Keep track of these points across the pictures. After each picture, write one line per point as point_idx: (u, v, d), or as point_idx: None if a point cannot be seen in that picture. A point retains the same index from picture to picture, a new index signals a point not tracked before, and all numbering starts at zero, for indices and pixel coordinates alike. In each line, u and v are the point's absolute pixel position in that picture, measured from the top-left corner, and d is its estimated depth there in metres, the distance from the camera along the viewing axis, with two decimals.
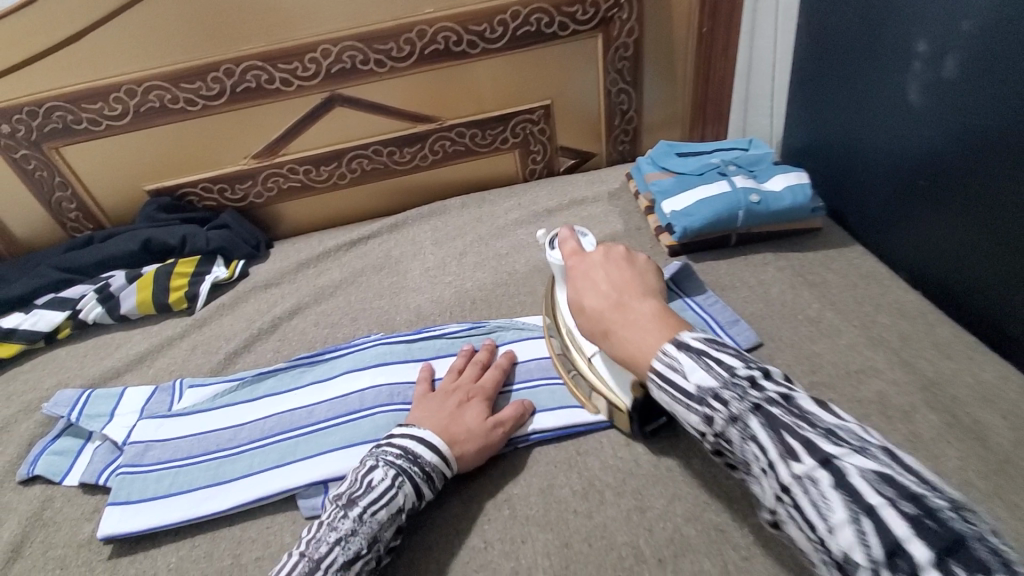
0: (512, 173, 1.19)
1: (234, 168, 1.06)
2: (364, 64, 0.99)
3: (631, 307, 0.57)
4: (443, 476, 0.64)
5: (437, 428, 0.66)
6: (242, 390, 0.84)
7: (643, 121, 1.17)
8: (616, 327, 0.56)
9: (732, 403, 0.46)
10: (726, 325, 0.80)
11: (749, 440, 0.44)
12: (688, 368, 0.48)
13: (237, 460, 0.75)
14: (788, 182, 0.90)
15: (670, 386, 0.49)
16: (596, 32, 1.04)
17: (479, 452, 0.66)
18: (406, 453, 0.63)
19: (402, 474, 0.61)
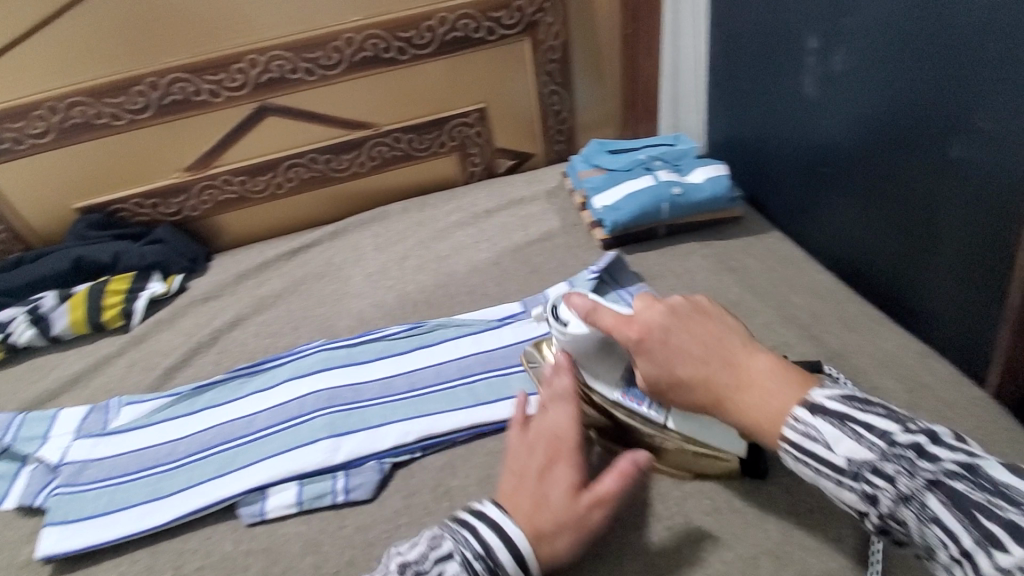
0: (453, 176, 1.20)
1: (166, 182, 1.05)
2: (293, 73, 1.00)
3: (743, 369, 0.51)
4: None
5: (524, 518, 0.55)
6: (181, 405, 0.83)
7: (577, 121, 1.21)
8: (743, 400, 0.50)
9: (903, 480, 0.42)
10: None
11: (932, 523, 0.40)
12: (832, 438, 0.45)
13: (175, 474, 0.74)
14: (707, 174, 0.96)
15: (808, 458, 0.46)
16: (522, 36, 1.08)
17: (576, 541, 0.55)
18: (486, 557, 0.52)
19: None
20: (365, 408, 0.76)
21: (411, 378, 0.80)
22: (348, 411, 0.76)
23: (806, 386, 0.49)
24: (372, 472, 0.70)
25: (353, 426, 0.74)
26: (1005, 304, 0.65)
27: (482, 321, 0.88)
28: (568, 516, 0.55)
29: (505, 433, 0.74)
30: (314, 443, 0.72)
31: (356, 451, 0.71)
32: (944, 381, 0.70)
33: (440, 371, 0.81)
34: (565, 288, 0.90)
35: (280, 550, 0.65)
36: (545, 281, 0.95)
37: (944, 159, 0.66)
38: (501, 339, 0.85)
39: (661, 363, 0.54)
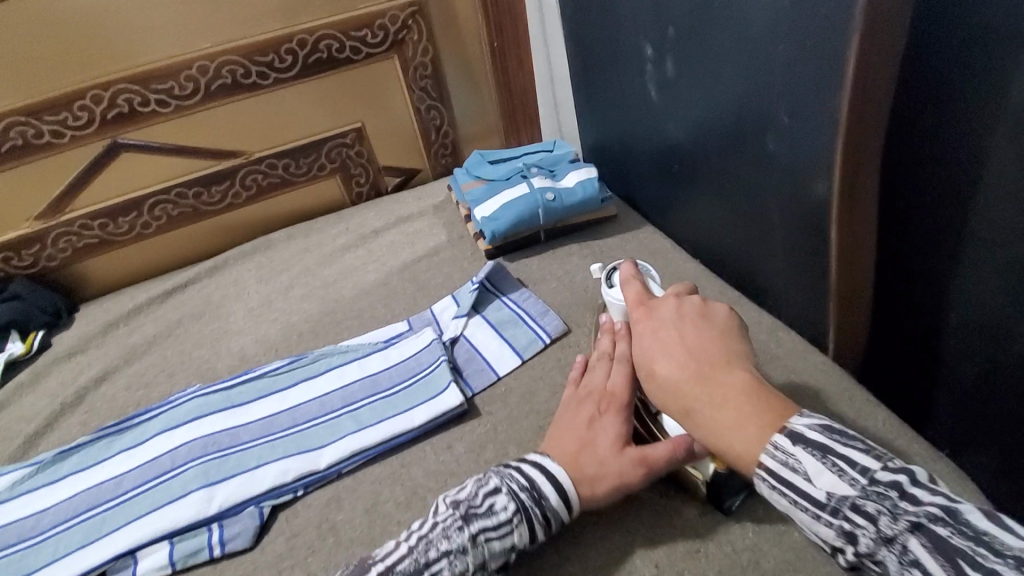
0: (339, 198, 1.18)
1: (15, 234, 0.97)
2: (144, 106, 0.94)
3: (718, 382, 0.56)
4: (563, 522, 0.59)
5: (569, 460, 0.61)
6: (41, 474, 0.77)
7: (459, 133, 1.22)
8: (712, 410, 0.54)
9: (885, 521, 0.45)
10: (537, 316, 0.87)
11: (912, 566, 0.43)
12: (814, 472, 0.48)
13: (34, 552, 0.68)
14: (579, 177, 0.99)
15: (788, 487, 0.49)
16: (389, 54, 1.07)
17: (617, 486, 0.59)
18: (532, 489, 0.59)
19: (521, 511, 0.57)
20: (242, 451, 0.73)
21: (293, 413, 0.78)
22: (224, 457, 0.73)
23: (785, 414, 0.52)
24: (250, 518, 0.67)
25: (229, 472, 0.71)
26: (826, 279, 0.72)
27: (368, 345, 0.87)
28: (613, 462, 0.59)
29: (390, 456, 0.73)
30: (187, 495, 0.69)
31: (232, 499, 0.68)
32: (793, 351, 0.76)
33: (324, 403, 0.79)
34: (450, 302, 0.91)
35: None
36: (432, 297, 0.95)
37: (765, 151, 0.72)
38: (386, 360, 0.84)
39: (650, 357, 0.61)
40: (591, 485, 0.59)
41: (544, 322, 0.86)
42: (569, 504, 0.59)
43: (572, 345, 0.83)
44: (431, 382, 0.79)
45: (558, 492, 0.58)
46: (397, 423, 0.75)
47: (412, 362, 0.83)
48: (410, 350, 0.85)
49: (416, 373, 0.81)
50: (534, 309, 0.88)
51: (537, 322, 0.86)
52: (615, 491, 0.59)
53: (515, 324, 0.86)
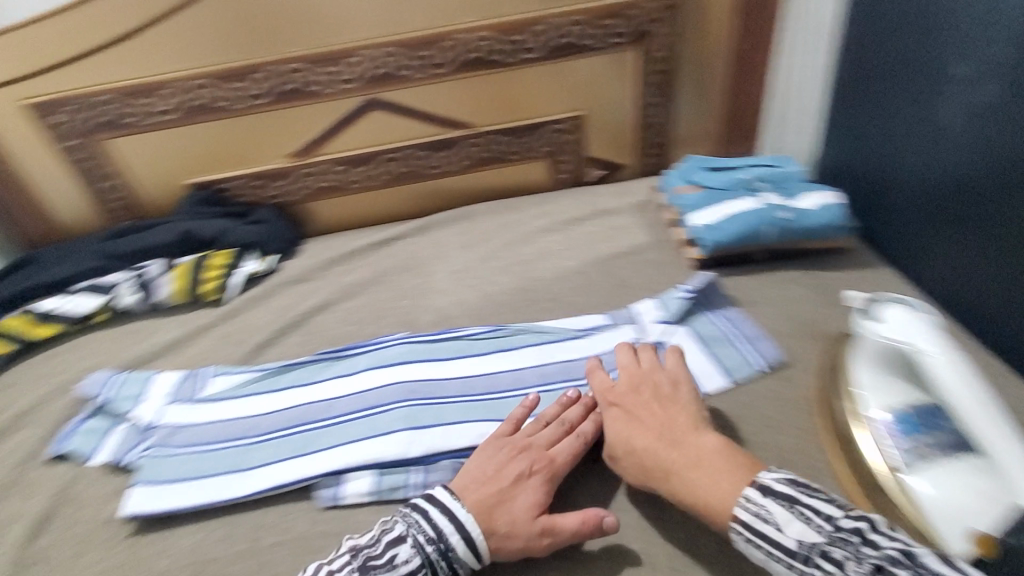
0: (541, 181, 1.19)
1: (271, 166, 1.09)
2: (404, 70, 1.02)
3: (690, 445, 0.60)
4: (469, 570, 0.59)
5: (474, 508, 0.60)
6: (265, 380, 0.84)
7: (674, 135, 1.18)
8: (682, 468, 0.59)
9: (842, 565, 0.47)
10: (752, 342, 0.80)
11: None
12: (781, 521, 0.51)
13: (256, 449, 0.75)
14: (818, 201, 0.90)
15: (760, 538, 0.52)
16: (631, 46, 1.06)
17: (520, 547, 0.59)
18: (439, 542, 0.58)
19: (427, 564, 0.57)
20: (442, 404, 0.76)
21: (489, 381, 0.79)
22: (426, 405, 0.76)
23: (753, 469, 0.57)
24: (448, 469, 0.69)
25: (430, 421, 0.73)
26: None
27: (563, 330, 0.85)
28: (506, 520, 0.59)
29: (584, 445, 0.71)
30: (392, 433, 0.72)
31: (433, 447, 0.70)
32: None
33: (519, 377, 0.79)
34: (653, 305, 0.86)
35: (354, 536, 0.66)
36: (633, 296, 0.92)
37: None
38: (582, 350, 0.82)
39: (612, 430, 0.65)
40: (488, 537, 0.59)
41: (760, 349, 0.79)
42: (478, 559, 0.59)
43: (791, 382, 0.75)
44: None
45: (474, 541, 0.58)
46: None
47: (610, 358, 0.80)
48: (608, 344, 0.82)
49: (614, 368, 0.78)
50: (750, 332, 0.81)
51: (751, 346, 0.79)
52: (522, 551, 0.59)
53: (726, 343, 0.80)
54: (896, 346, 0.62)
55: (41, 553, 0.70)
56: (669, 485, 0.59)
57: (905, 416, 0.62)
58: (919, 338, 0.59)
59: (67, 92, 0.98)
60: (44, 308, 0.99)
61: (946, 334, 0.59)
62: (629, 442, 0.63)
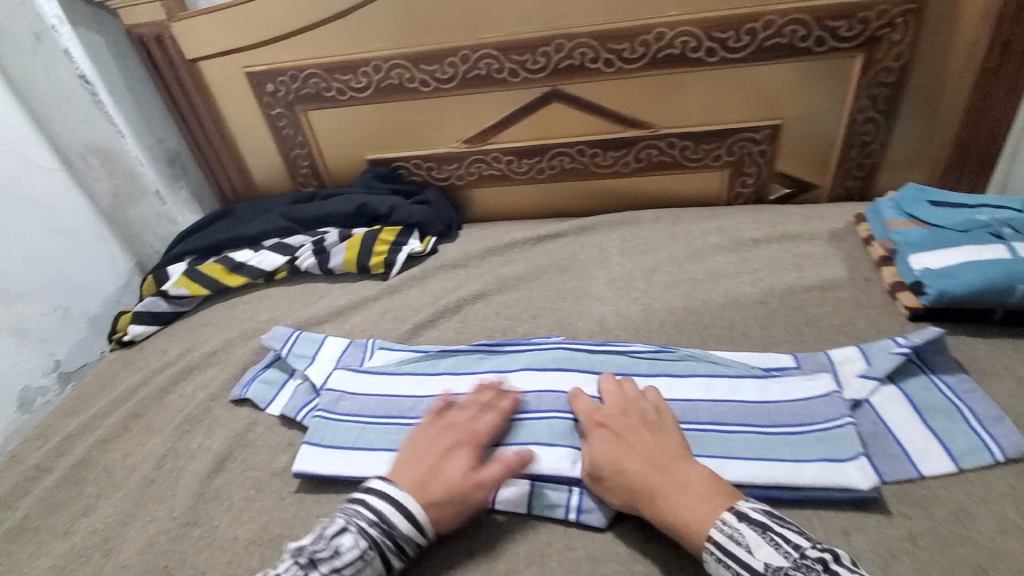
0: (715, 192, 1.10)
1: (445, 150, 1.10)
2: (593, 63, 0.97)
3: (680, 472, 0.59)
4: (418, 545, 0.61)
5: (416, 487, 0.62)
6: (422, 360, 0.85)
7: (886, 157, 1.02)
8: (663, 488, 0.58)
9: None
10: (986, 423, 0.66)
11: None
12: (753, 543, 0.52)
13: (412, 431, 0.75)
14: None
15: (731, 559, 0.52)
16: (857, 51, 0.92)
17: (461, 510, 0.62)
18: (380, 522, 0.59)
19: (372, 546, 0.58)
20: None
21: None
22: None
23: (733, 496, 0.57)
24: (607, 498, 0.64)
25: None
26: None
27: (743, 365, 0.76)
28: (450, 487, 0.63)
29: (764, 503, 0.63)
30: (550, 447, 0.69)
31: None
32: None
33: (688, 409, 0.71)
34: (856, 354, 0.75)
35: (508, 547, 0.64)
36: (825, 339, 0.81)
37: None
38: (764, 392, 0.72)
39: (596, 449, 0.64)
40: (439, 508, 0.61)
41: (999, 433, 0.65)
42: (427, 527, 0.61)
43: None
44: (835, 442, 0.65)
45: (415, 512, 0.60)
46: (783, 472, 0.63)
47: (802, 407, 0.69)
48: (799, 389, 0.71)
49: (807, 420, 0.68)
50: (986, 410, 0.67)
51: (986, 426, 0.65)
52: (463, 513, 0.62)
53: (954, 417, 0.67)
54: None
55: (222, 487, 0.77)
56: (650, 504, 0.58)
57: None
58: None
59: (280, 65, 1.05)
60: (237, 259, 1.09)
61: None
62: (618, 462, 0.61)
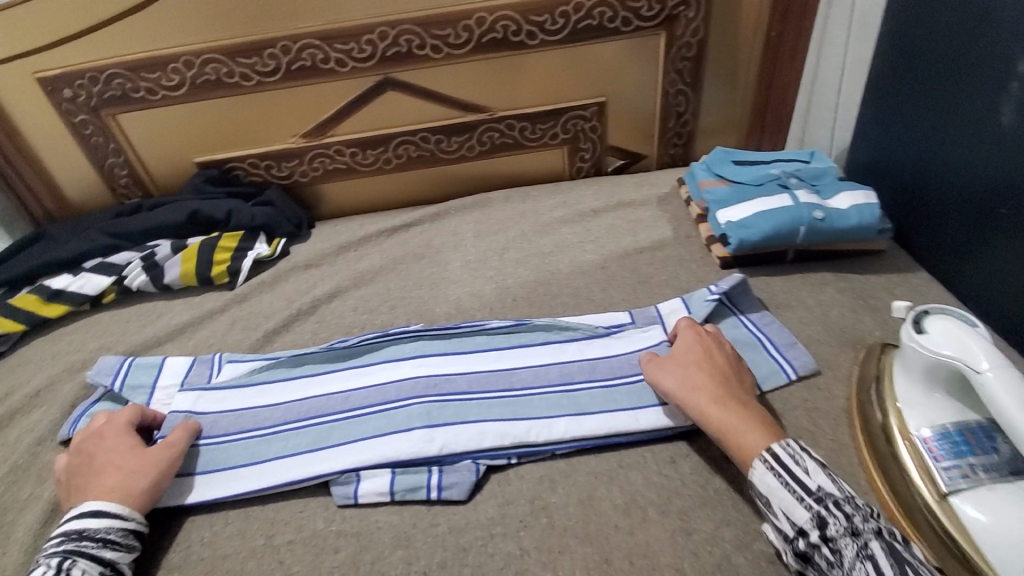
0: (559, 169, 1.16)
1: (282, 147, 1.05)
2: (421, 49, 0.98)
3: (745, 397, 0.64)
4: (129, 530, 0.61)
5: (99, 494, 0.62)
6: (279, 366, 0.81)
7: (698, 125, 1.14)
8: (732, 400, 0.63)
9: (859, 517, 0.51)
10: (782, 347, 0.77)
11: (866, 560, 0.49)
12: (812, 468, 0.55)
13: (269, 441, 0.72)
14: (856, 200, 0.86)
15: (789, 473, 0.55)
16: (659, 29, 1.01)
17: (153, 479, 0.64)
18: (69, 535, 0.59)
19: (66, 557, 0.58)
20: (462, 401, 0.73)
21: (510, 376, 0.76)
22: (443, 402, 0.73)
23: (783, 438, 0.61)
24: (467, 470, 0.67)
25: (448, 419, 0.71)
26: None
27: (584, 327, 0.81)
28: (125, 470, 0.64)
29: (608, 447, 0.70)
30: (410, 431, 0.70)
31: (450, 446, 0.69)
32: None
33: (540, 373, 0.76)
34: (680, 306, 0.83)
35: (372, 537, 0.64)
36: (655, 294, 0.89)
37: None
38: (605, 351, 0.79)
39: (684, 350, 0.69)
40: (128, 492, 0.62)
41: (792, 356, 0.76)
42: (126, 512, 0.62)
43: (823, 391, 0.73)
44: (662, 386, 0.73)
45: (93, 513, 0.61)
46: (620, 420, 0.70)
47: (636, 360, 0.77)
48: (633, 342, 0.79)
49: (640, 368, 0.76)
50: (781, 339, 0.78)
51: (782, 352, 0.76)
52: (155, 480, 0.64)
53: (755, 348, 0.77)
54: (941, 359, 0.61)
55: None
56: (707, 406, 0.63)
57: (953, 435, 0.61)
58: (970, 355, 0.58)
59: (73, 66, 0.94)
60: (54, 286, 0.96)
61: (993, 346, 0.58)
62: (697, 363, 0.67)
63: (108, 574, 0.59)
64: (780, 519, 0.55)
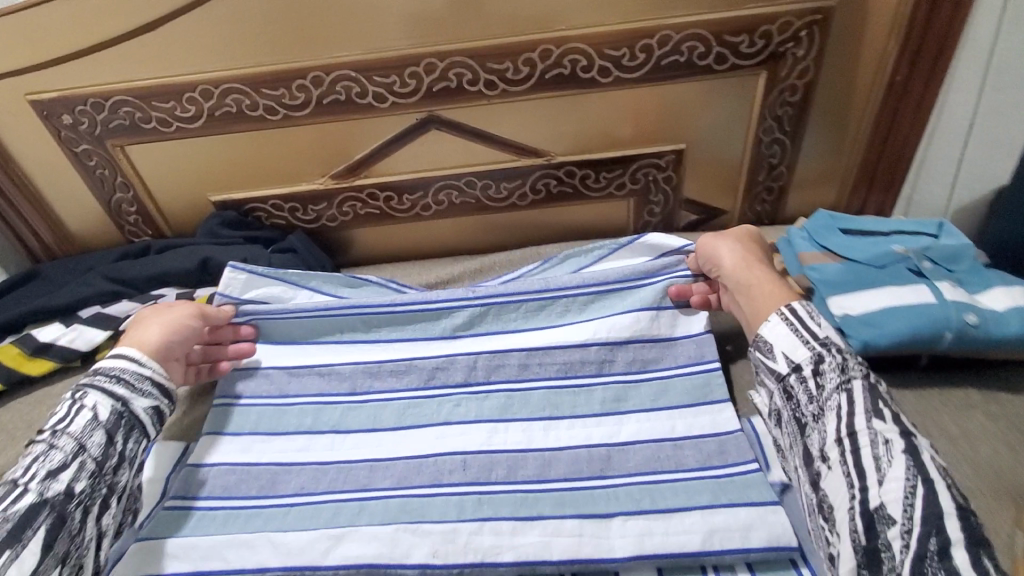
0: (622, 222, 1.00)
1: (308, 188, 0.92)
2: (472, 85, 0.83)
3: (771, 275, 0.70)
4: (141, 373, 0.66)
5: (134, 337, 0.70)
6: (333, 280, 0.84)
7: (793, 178, 0.96)
8: (764, 273, 0.70)
9: (851, 360, 0.58)
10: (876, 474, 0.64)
11: (843, 391, 0.57)
12: (824, 324, 0.62)
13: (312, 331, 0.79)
14: (1013, 301, 0.69)
15: (800, 322, 0.62)
16: (759, 69, 0.84)
17: (173, 327, 0.71)
18: (93, 371, 0.66)
19: (85, 388, 0.63)
20: (502, 303, 0.78)
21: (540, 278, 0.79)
22: (486, 304, 0.78)
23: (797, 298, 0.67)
24: (504, 402, 0.73)
25: (495, 327, 0.78)
26: None
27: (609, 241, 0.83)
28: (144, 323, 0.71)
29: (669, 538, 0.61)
30: (456, 339, 0.78)
31: (490, 349, 0.76)
32: None
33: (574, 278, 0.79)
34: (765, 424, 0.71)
35: None
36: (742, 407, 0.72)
37: None
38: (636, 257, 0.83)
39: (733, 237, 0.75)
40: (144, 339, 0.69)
41: None
42: (143, 357, 0.68)
43: None
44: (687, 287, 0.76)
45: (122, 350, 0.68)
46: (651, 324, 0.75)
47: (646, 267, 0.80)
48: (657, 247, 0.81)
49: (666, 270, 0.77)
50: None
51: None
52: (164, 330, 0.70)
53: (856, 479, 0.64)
54: None
55: None
56: (748, 266, 0.71)
57: None
58: None
59: (74, 90, 0.82)
60: (41, 339, 0.84)
61: None
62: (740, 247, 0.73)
63: (122, 409, 0.63)
64: (778, 361, 0.62)
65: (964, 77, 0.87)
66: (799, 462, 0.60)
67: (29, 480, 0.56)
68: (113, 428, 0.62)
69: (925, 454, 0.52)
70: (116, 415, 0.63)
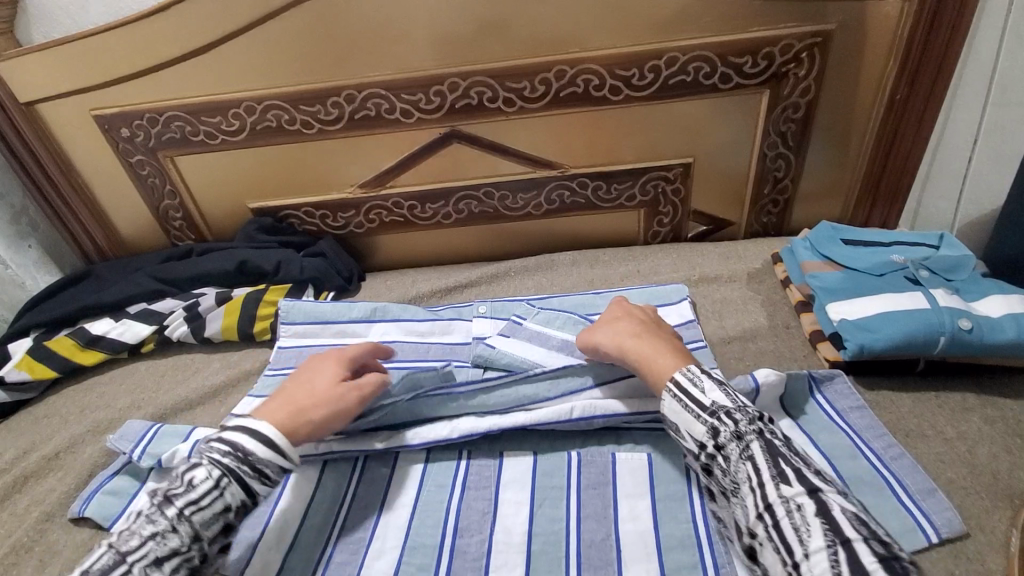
0: (632, 232, 1.05)
1: (338, 196, 1.00)
2: (492, 102, 0.90)
3: (646, 343, 0.63)
4: (281, 471, 0.56)
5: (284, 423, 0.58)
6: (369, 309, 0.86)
7: (797, 192, 1.00)
8: (638, 347, 0.63)
9: (743, 421, 0.52)
10: (886, 457, 0.62)
11: (747, 460, 0.50)
12: (709, 387, 0.55)
13: (340, 329, 0.84)
14: (1010, 309, 0.70)
15: (683, 394, 0.56)
16: (762, 87, 0.89)
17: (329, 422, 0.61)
18: (236, 451, 0.55)
19: (226, 475, 0.54)
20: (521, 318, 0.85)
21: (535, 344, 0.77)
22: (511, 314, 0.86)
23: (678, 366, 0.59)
24: None
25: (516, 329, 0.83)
26: None
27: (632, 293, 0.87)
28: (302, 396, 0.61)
29: (646, 436, 0.69)
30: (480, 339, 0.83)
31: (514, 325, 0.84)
32: None
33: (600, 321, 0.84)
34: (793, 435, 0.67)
35: None
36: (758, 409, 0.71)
37: None
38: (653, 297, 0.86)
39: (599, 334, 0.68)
40: (299, 417, 0.58)
41: (932, 509, 0.58)
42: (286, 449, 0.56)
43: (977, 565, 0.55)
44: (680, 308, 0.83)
45: (270, 442, 0.56)
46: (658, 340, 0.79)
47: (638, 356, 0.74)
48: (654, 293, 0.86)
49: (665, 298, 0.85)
50: (845, 402, 0.68)
51: (845, 418, 0.66)
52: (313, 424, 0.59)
53: (850, 456, 0.63)
54: None
55: None
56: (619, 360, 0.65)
57: None
58: None
59: (132, 106, 0.91)
60: (93, 332, 0.92)
61: None
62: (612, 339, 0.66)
63: (248, 505, 0.55)
64: (685, 440, 0.55)
65: (966, 94, 0.91)
66: (733, 535, 0.54)
67: (133, 564, 0.49)
68: (231, 520, 0.54)
69: (835, 508, 0.46)
70: (240, 510, 0.54)
